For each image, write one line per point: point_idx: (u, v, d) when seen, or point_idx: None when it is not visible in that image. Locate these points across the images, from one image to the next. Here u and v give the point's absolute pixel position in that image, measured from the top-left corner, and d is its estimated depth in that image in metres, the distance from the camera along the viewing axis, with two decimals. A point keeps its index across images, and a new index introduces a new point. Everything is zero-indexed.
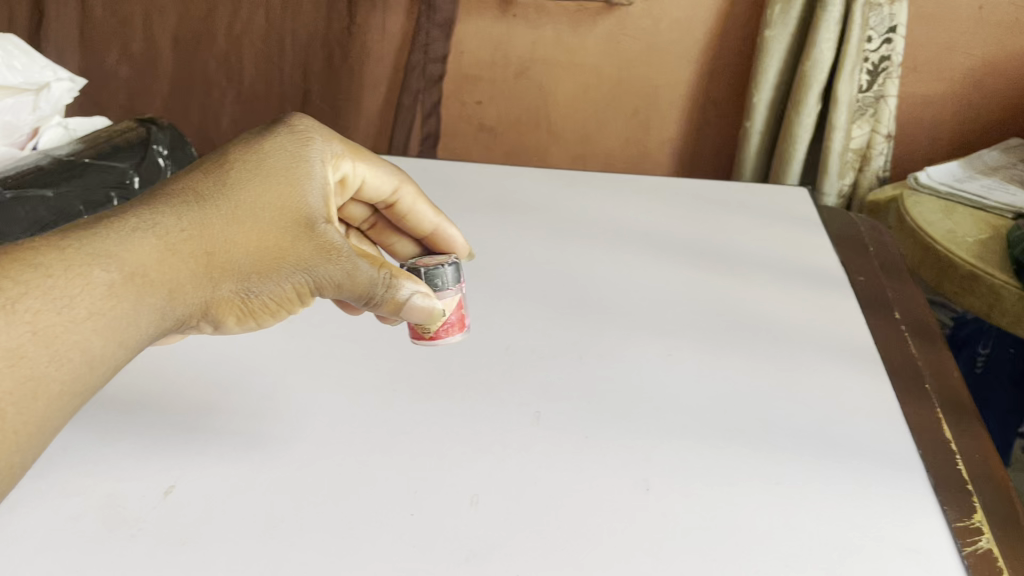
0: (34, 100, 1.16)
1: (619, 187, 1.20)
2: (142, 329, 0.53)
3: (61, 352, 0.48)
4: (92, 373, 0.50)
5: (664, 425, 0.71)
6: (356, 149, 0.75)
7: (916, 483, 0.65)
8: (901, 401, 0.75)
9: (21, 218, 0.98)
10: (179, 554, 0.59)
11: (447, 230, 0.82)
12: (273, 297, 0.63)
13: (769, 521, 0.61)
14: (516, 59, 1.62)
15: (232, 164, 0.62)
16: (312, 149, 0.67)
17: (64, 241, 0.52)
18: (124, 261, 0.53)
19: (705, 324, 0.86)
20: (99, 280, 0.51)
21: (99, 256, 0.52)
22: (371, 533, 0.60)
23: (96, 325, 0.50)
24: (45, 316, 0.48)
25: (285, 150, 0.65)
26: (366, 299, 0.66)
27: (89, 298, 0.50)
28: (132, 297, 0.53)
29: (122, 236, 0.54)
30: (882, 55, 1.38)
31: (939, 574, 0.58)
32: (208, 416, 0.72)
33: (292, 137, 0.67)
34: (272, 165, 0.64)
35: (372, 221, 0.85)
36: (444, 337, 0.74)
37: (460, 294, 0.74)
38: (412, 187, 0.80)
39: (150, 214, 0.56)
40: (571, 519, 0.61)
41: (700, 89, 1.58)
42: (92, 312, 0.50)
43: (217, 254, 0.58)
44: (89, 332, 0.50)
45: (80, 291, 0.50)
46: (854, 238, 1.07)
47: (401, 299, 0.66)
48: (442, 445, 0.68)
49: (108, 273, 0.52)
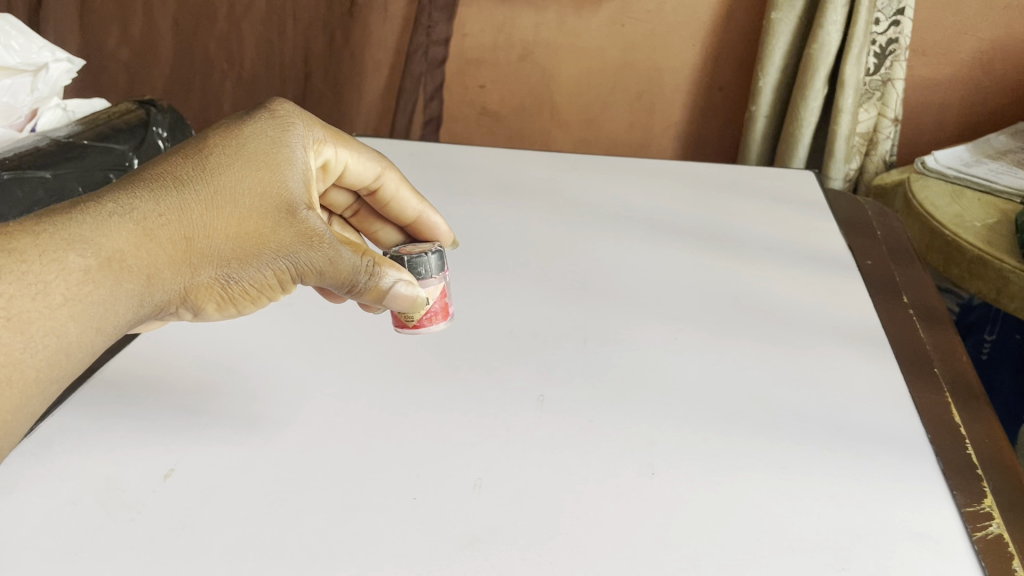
0: (31, 81, 1.16)
1: (619, 170, 1.18)
2: (119, 314, 0.55)
3: (36, 338, 0.51)
4: (68, 358, 0.53)
5: (668, 409, 0.70)
6: (337, 135, 0.73)
7: (926, 469, 0.64)
8: (908, 385, 0.74)
9: (20, 200, 0.96)
10: (178, 537, 0.58)
11: (430, 217, 0.81)
12: (254, 284, 0.62)
13: (776, 504, 0.61)
14: (519, 42, 1.61)
15: (212, 148, 0.62)
16: (294, 134, 0.66)
17: (40, 225, 0.53)
18: (101, 245, 0.54)
19: (710, 307, 0.85)
20: (75, 266, 0.52)
21: (75, 240, 0.53)
22: (373, 517, 0.60)
23: (72, 311, 0.52)
24: (19, 302, 0.50)
25: (265, 134, 0.64)
26: (348, 287, 0.64)
27: (64, 283, 0.52)
28: (109, 282, 0.54)
29: (98, 220, 0.54)
30: (890, 38, 1.36)
31: (948, 558, 0.57)
32: (206, 400, 0.71)
33: (273, 122, 0.66)
34: (253, 149, 0.63)
35: (355, 208, 0.85)
36: (427, 326, 0.74)
37: (443, 283, 0.74)
38: (395, 173, 0.79)
39: (127, 199, 0.56)
40: (575, 503, 0.61)
41: (704, 72, 1.57)
42: (67, 297, 0.52)
43: (194, 239, 0.58)
44: (64, 318, 0.52)
45: (55, 277, 0.51)
46: (861, 221, 1.05)
47: (384, 287, 0.64)
48: (444, 429, 0.67)
49: (83, 258, 0.53)
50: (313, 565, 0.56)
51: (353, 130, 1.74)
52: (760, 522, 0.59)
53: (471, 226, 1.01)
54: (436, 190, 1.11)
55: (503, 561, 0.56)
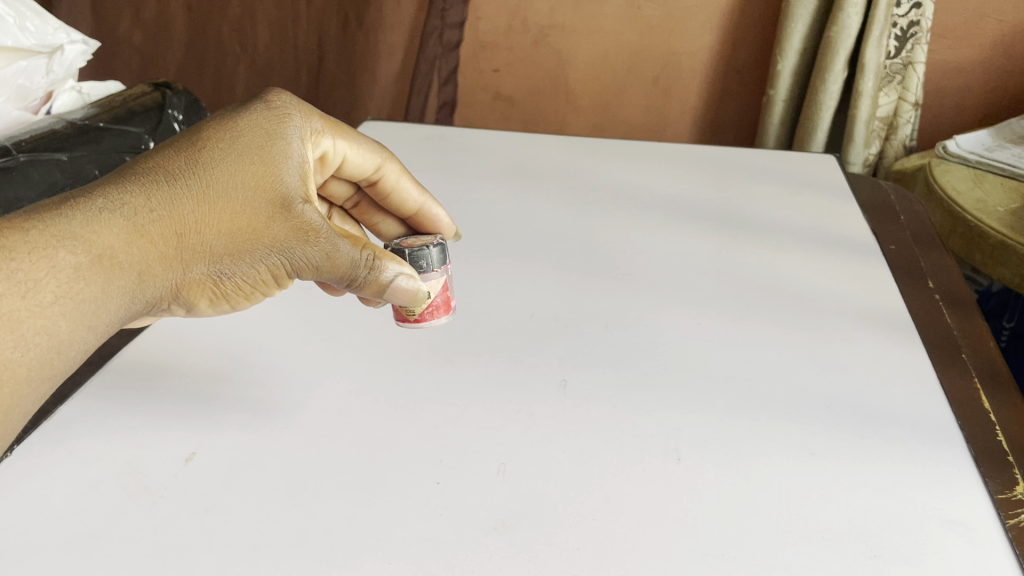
0: (47, 63, 1.14)
1: (637, 154, 1.17)
2: (110, 311, 0.55)
3: (26, 337, 0.50)
4: (60, 356, 0.52)
5: (692, 394, 0.69)
6: (337, 126, 0.72)
7: (957, 454, 0.63)
8: (937, 371, 0.73)
9: (37, 181, 0.95)
10: (201, 521, 0.57)
11: (432, 209, 0.79)
12: (247, 279, 0.61)
13: (805, 490, 0.60)
14: (534, 26, 1.59)
15: (205, 141, 0.60)
16: (290, 126, 0.64)
17: (29, 221, 0.52)
18: (91, 242, 0.53)
19: (732, 292, 0.84)
20: (64, 262, 0.52)
21: (64, 237, 0.52)
22: (396, 502, 0.59)
23: (64, 309, 0.52)
24: (9, 301, 0.49)
25: (260, 126, 0.62)
26: (347, 282, 0.62)
27: (54, 280, 0.51)
28: (100, 279, 0.53)
29: (89, 216, 0.54)
30: (911, 20, 1.34)
31: (983, 546, 0.56)
32: (224, 386, 0.70)
33: (268, 114, 0.64)
34: (248, 141, 0.61)
35: (355, 200, 0.83)
36: (429, 320, 0.72)
37: (445, 277, 0.71)
38: (395, 164, 0.77)
39: (117, 194, 0.56)
40: (602, 490, 0.60)
41: (721, 55, 1.55)
42: (58, 295, 0.51)
43: (185, 234, 0.57)
44: (55, 316, 0.51)
45: (45, 275, 0.51)
46: (883, 205, 1.04)
47: (384, 281, 0.62)
48: (467, 413, 0.67)
49: (74, 255, 0.52)
50: (338, 550, 0.55)
51: (367, 113, 1.73)
52: (788, 508, 0.58)
53: (489, 211, 1.01)
54: (453, 174, 1.10)
55: (531, 546, 0.55)
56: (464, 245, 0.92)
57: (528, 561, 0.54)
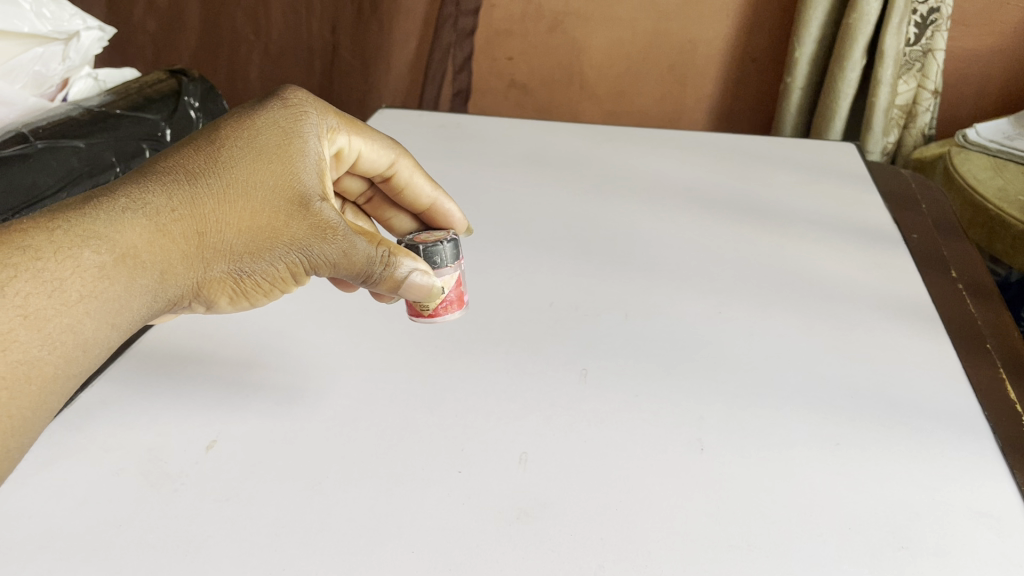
0: (63, 49, 1.14)
1: (652, 143, 1.16)
2: (134, 310, 0.54)
3: (52, 336, 0.49)
4: (87, 354, 0.52)
5: (714, 386, 0.68)
6: (351, 122, 0.71)
7: (984, 446, 0.62)
8: (963, 361, 0.72)
9: (56, 169, 0.95)
10: (224, 508, 0.57)
11: (445, 205, 0.78)
12: (267, 277, 0.60)
13: (829, 480, 0.59)
14: (549, 13, 1.58)
15: (224, 141, 0.60)
16: (307, 125, 0.63)
17: (54, 221, 0.52)
18: (114, 241, 0.53)
19: (755, 281, 0.83)
20: (89, 262, 0.51)
21: (88, 237, 0.52)
22: (419, 489, 0.59)
23: (88, 307, 0.51)
24: (35, 300, 0.49)
25: (276, 127, 0.62)
26: (363, 278, 0.61)
27: (79, 280, 0.51)
28: (123, 278, 0.53)
29: (112, 216, 0.53)
30: (931, 7, 1.32)
31: (1012, 537, 0.55)
32: (242, 374, 0.70)
33: (284, 115, 0.63)
34: (265, 141, 0.61)
35: (369, 195, 0.82)
36: (443, 315, 0.71)
37: (459, 271, 0.71)
38: (410, 162, 0.76)
39: (139, 194, 0.55)
40: (626, 480, 0.59)
41: (736, 43, 1.54)
42: (83, 294, 0.51)
43: (205, 233, 0.57)
44: (79, 314, 0.51)
45: (70, 274, 0.50)
46: (905, 194, 1.03)
47: (400, 276, 0.61)
48: (487, 402, 0.66)
49: (97, 255, 0.52)
50: (360, 538, 0.55)
51: (381, 101, 1.72)
52: (814, 498, 0.58)
53: (504, 199, 1.00)
54: (470, 162, 1.10)
55: (554, 536, 0.55)
56: (483, 234, 0.92)
57: (552, 550, 0.54)
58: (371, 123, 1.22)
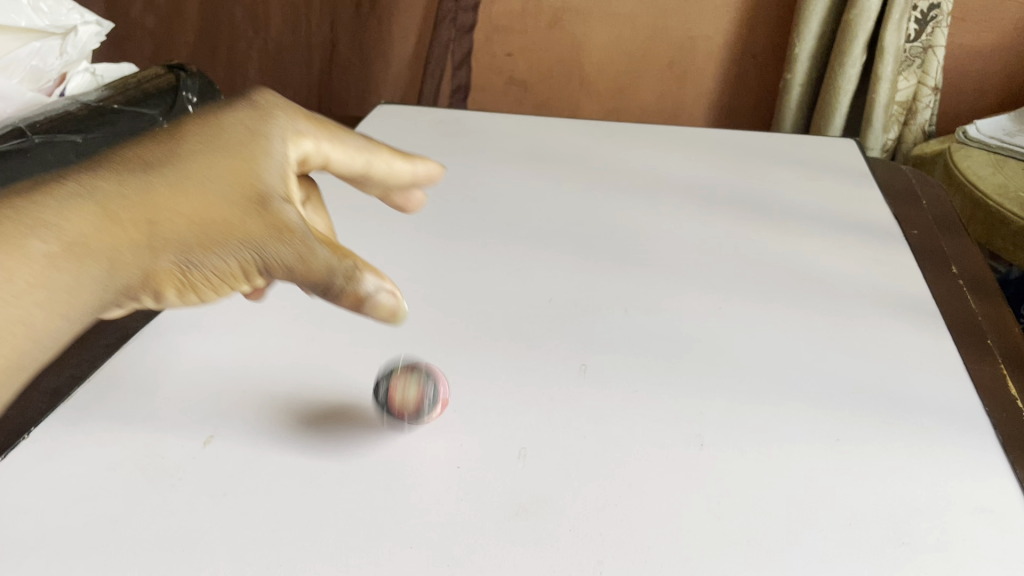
0: (60, 44, 1.14)
1: (652, 138, 1.16)
2: (82, 309, 0.44)
3: None
4: (22, 363, 0.41)
5: (714, 381, 0.68)
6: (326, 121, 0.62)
7: (985, 442, 0.62)
8: (964, 357, 0.72)
9: (53, 163, 0.94)
10: (221, 504, 0.57)
11: None
12: (219, 281, 0.49)
13: (829, 476, 0.59)
14: (548, 10, 1.60)
15: (184, 132, 0.51)
16: (277, 123, 0.54)
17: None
18: (59, 227, 0.43)
19: (755, 276, 0.83)
20: (34, 249, 0.42)
21: (29, 220, 0.42)
22: (418, 485, 0.58)
23: (30, 301, 0.41)
24: None
25: (241, 121, 0.52)
26: (322, 291, 0.49)
27: (22, 269, 0.41)
28: (72, 269, 0.43)
29: (56, 200, 0.44)
30: (932, 3, 1.32)
31: (1013, 533, 0.55)
32: (240, 370, 0.70)
33: (255, 113, 0.54)
34: (230, 135, 0.51)
35: None
36: None
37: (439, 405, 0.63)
38: (382, 146, 0.61)
39: (86, 179, 0.46)
40: (626, 476, 0.59)
41: (736, 39, 1.54)
42: (24, 286, 0.41)
43: (151, 220, 0.46)
44: (20, 310, 0.41)
45: (15, 262, 0.41)
46: (906, 190, 1.03)
47: (363, 295, 0.49)
48: (486, 396, 0.66)
49: (43, 241, 0.42)
50: (358, 534, 0.55)
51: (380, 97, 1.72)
52: (814, 493, 0.58)
53: (504, 194, 1.00)
54: (470, 156, 1.10)
55: (554, 532, 0.55)
56: (482, 230, 0.92)
57: (551, 546, 0.54)
58: (369, 118, 1.22)
